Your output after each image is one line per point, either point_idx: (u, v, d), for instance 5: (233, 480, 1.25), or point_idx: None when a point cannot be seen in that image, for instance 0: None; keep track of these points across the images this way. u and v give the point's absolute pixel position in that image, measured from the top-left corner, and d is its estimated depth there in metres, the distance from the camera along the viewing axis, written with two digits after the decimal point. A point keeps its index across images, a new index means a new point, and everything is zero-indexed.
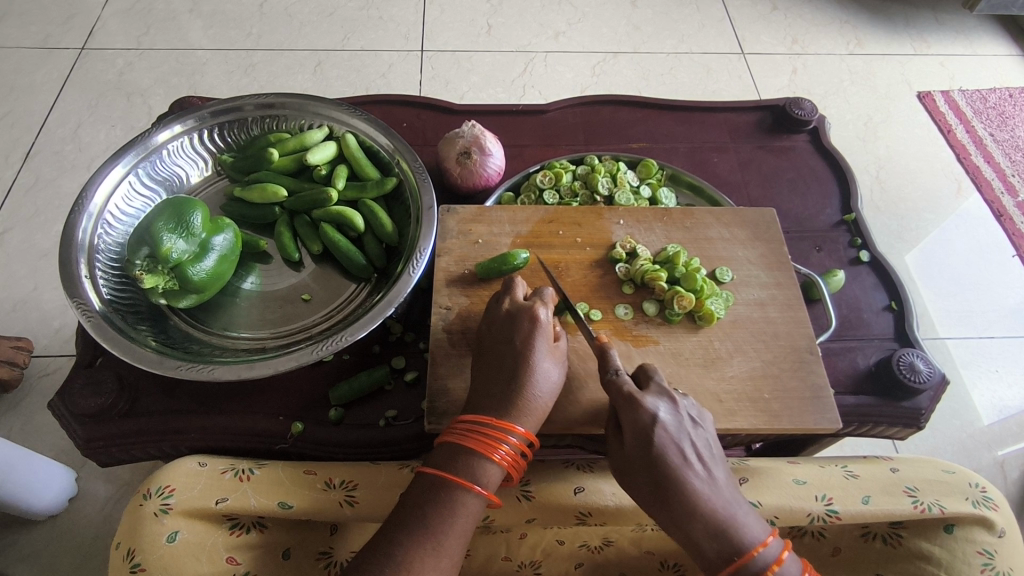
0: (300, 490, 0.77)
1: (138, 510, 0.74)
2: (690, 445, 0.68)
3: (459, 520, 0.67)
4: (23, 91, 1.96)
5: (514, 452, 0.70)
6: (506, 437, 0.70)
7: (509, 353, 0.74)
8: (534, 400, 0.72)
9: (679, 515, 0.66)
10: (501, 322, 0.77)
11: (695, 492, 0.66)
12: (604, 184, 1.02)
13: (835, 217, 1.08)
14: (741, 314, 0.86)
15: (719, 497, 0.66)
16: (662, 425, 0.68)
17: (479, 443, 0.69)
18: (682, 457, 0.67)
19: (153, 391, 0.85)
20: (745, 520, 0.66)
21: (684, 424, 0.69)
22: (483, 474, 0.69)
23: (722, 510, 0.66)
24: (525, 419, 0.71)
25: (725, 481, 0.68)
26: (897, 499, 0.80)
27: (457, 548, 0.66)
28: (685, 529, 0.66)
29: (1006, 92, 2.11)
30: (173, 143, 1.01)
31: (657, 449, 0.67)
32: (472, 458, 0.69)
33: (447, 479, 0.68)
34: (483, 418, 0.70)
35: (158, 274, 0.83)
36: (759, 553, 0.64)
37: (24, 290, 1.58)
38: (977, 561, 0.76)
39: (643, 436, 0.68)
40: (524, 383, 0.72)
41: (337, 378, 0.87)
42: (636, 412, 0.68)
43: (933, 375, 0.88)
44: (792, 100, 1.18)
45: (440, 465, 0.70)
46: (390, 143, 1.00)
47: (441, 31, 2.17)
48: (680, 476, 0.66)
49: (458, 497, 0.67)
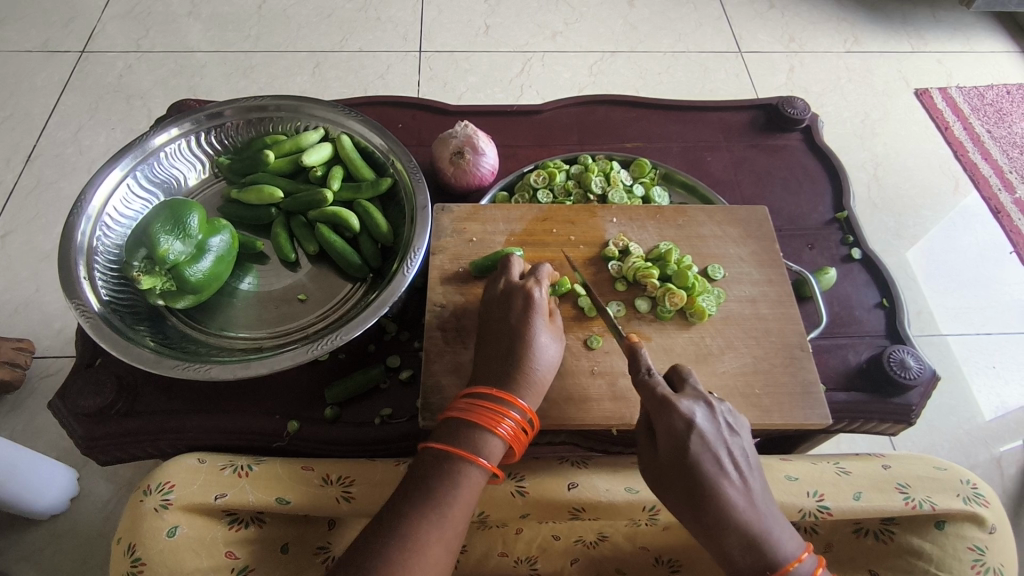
0: (298, 486, 0.78)
1: (138, 505, 0.75)
2: (726, 454, 0.69)
3: (463, 492, 0.68)
4: (24, 94, 1.98)
5: (517, 427, 0.71)
6: (509, 412, 0.71)
7: (507, 332, 0.76)
8: (534, 372, 0.74)
9: (712, 525, 0.66)
10: (497, 302, 0.79)
11: (730, 503, 0.66)
12: (598, 184, 1.02)
13: (828, 215, 1.08)
14: (733, 311, 0.87)
15: (753, 508, 0.67)
16: (698, 433, 0.68)
17: (483, 417, 0.70)
18: (717, 465, 0.68)
19: (152, 390, 0.86)
20: (778, 530, 0.67)
21: (721, 432, 0.69)
22: (487, 447, 0.70)
23: (756, 523, 0.66)
24: (526, 392, 0.73)
25: (760, 491, 0.69)
26: (889, 495, 0.81)
27: (462, 519, 0.67)
28: (718, 540, 0.67)
29: (1004, 89, 2.12)
30: (169, 146, 1.02)
31: (693, 458, 0.67)
32: (477, 431, 0.70)
33: (453, 452, 0.69)
34: (488, 392, 0.72)
35: (156, 275, 0.84)
36: (791, 566, 0.65)
37: (27, 291, 1.60)
38: (968, 558, 0.77)
39: (678, 443, 0.68)
40: (523, 360, 0.74)
41: (333, 377, 0.88)
42: (670, 417, 0.69)
43: (924, 372, 0.89)
44: (785, 99, 1.19)
45: (446, 438, 0.70)
46: (385, 144, 1.01)
47: (439, 32, 2.18)
48: (716, 486, 0.67)
49: (463, 469, 0.68)
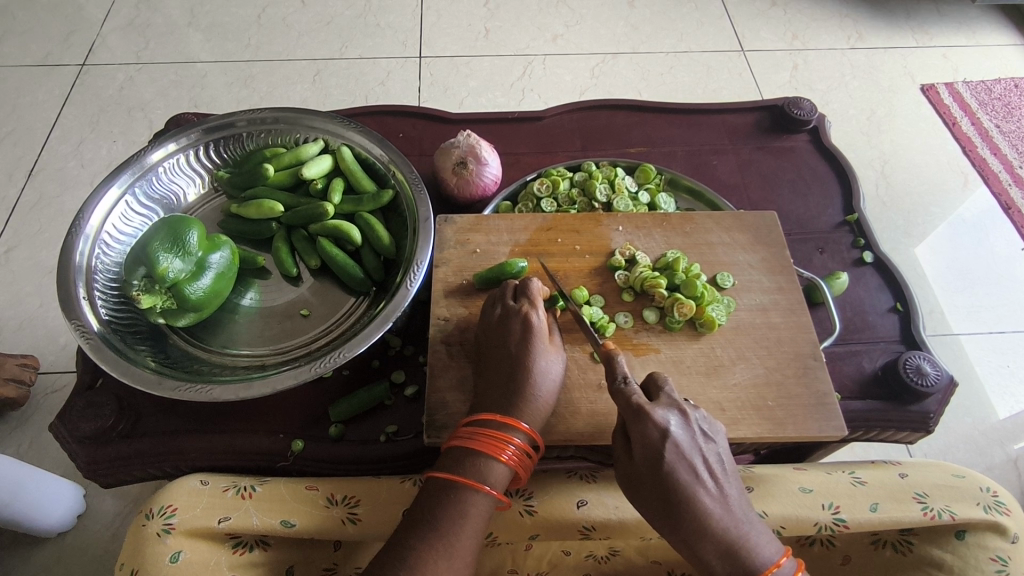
0: (304, 508, 0.77)
1: (141, 529, 0.74)
2: (702, 461, 0.67)
3: (469, 523, 0.66)
4: (26, 109, 1.98)
5: (521, 452, 0.70)
6: (512, 437, 0.70)
7: (507, 354, 0.75)
8: (536, 397, 0.72)
9: (687, 533, 0.65)
10: (494, 326, 0.78)
11: (707, 511, 0.65)
12: (602, 191, 1.01)
13: (837, 218, 1.06)
14: (743, 320, 0.85)
15: (730, 515, 0.66)
16: (673, 441, 0.66)
17: (485, 444, 0.69)
18: (692, 473, 0.66)
19: (154, 410, 0.85)
20: (758, 536, 0.66)
21: (696, 440, 0.68)
22: (492, 474, 0.69)
23: (731, 525, 0.65)
24: (529, 415, 0.72)
25: (738, 497, 0.68)
26: (906, 505, 0.79)
27: (470, 548, 0.66)
28: (695, 549, 0.66)
29: (1011, 83, 2.09)
30: (168, 162, 1.01)
31: (667, 466, 0.66)
32: (480, 459, 0.69)
33: (456, 481, 0.68)
34: (488, 419, 0.70)
35: (156, 294, 0.83)
36: (770, 572, 0.64)
37: (30, 307, 1.59)
38: (990, 568, 0.75)
39: (654, 452, 0.66)
40: (525, 384, 0.72)
41: (337, 394, 0.86)
42: (645, 428, 0.67)
43: (941, 378, 0.86)
44: (791, 100, 1.17)
45: (448, 468, 0.69)
46: (385, 155, 1.00)
47: (439, 37, 2.17)
48: (690, 494, 0.65)
49: (467, 500, 0.67)
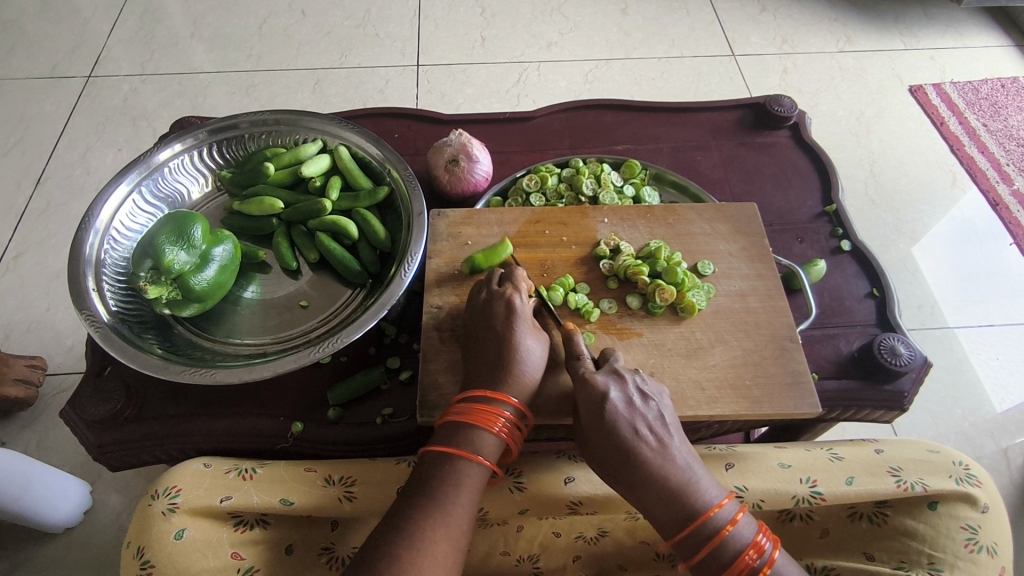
0: (302, 488, 0.81)
1: (146, 509, 0.77)
2: (641, 419, 0.73)
3: (461, 493, 0.70)
4: (34, 119, 2.03)
5: (510, 425, 0.74)
6: (501, 411, 0.74)
7: (493, 333, 0.79)
8: (522, 372, 0.76)
9: (635, 486, 0.71)
10: (480, 309, 0.82)
11: (647, 463, 0.70)
12: (589, 185, 1.05)
13: (816, 209, 1.10)
14: (722, 306, 0.89)
15: (672, 465, 0.71)
16: (613, 403, 0.72)
17: (477, 417, 0.73)
18: (633, 431, 0.72)
19: (159, 395, 0.89)
20: (701, 485, 0.71)
21: (635, 400, 0.73)
22: (483, 445, 0.72)
23: (671, 474, 0.70)
24: (516, 390, 0.76)
25: (682, 450, 0.72)
26: (881, 478, 0.82)
27: (465, 516, 0.70)
28: (644, 501, 0.71)
29: (998, 83, 2.13)
30: (174, 161, 1.06)
31: (609, 426, 0.71)
32: (472, 431, 0.73)
33: (450, 453, 0.72)
34: (479, 395, 0.74)
35: (162, 285, 0.87)
36: (707, 523, 0.69)
37: (39, 310, 1.64)
38: (961, 537, 0.78)
39: (596, 413, 0.72)
40: (513, 361, 0.76)
41: (335, 379, 0.90)
42: (588, 394, 0.73)
43: (915, 358, 0.90)
44: (772, 98, 1.21)
45: (443, 441, 0.73)
46: (381, 153, 1.04)
47: (436, 46, 2.23)
48: (633, 449, 0.71)
49: (460, 471, 0.71)
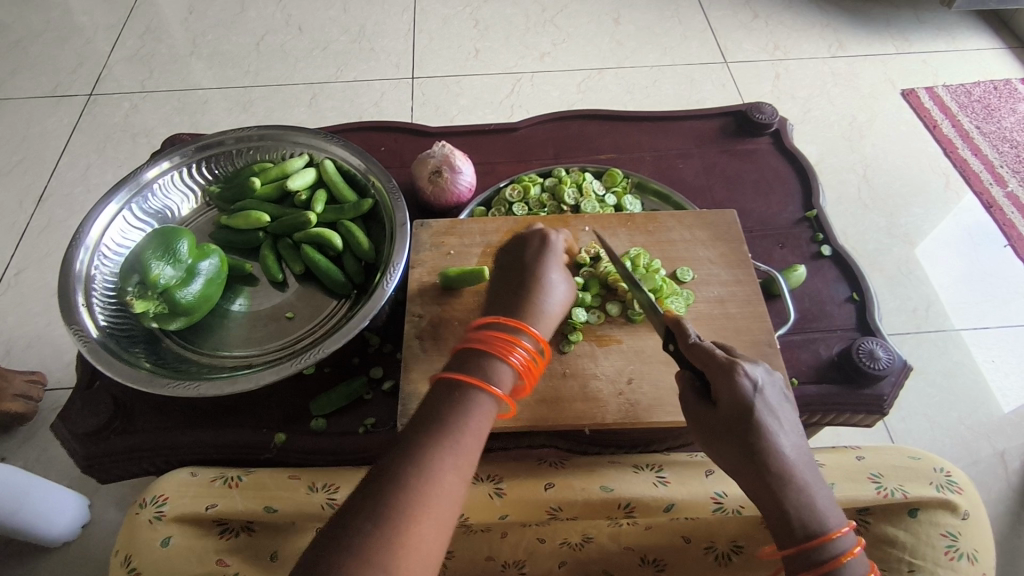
0: (284, 496, 0.84)
1: (135, 517, 0.82)
2: (780, 417, 0.68)
3: (479, 417, 0.64)
4: (36, 137, 2.07)
5: (528, 358, 0.71)
6: (520, 342, 0.71)
7: (517, 274, 0.80)
8: (542, 306, 0.76)
9: (769, 488, 0.66)
10: (509, 256, 0.85)
11: (787, 463, 0.66)
12: (570, 195, 1.06)
13: (797, 215, 1.11)
14: (702, 311, 0.90)
15: (807, 471, 0.66)
16: (758, 395, 0.68)
17: (495, 345, 0.69)
18: (777, 427, 0.67)
19: (147, 408, 0.90)
20: (827, 498, 0.66)
21: (775, 396, 0.69)
22: (499, 372, 0.68)
23: (806, 483, 0.66)
24: (535, 323, 0.74)
25: (812, 458, 0.69)
26: (862, 485, 0.83)
27: (474, 450, 0.63)
28: (774, 505, 0.66)
29: (990, 86, 2.14)
30: (161, 179, 1.08)
31: (756, 416, 0.67)
32: (489, 358, 0.68)
33: (465, 378, 0.66)
34: (497, 324, 0.71)
35: (148, 299, 0.89)
36: (835, 537, 0.63)
37: (40, 325, 1.66)
38: (941, 544, 0.78)
39: (741, 403, 0.67)
40: (535, 293, 0.76)
41: (319, 390, 0.91)
42: (731, 382, 0.68)
43: (893, 362, 0.90)
44: (753, 105, 1.23)
45: (458, 368, 0.68)
46: (365, 166, 1.06)
47: (431, 58, 2.26)
48: (774, 446, 0.66)
49: (476, 393, 0.65)
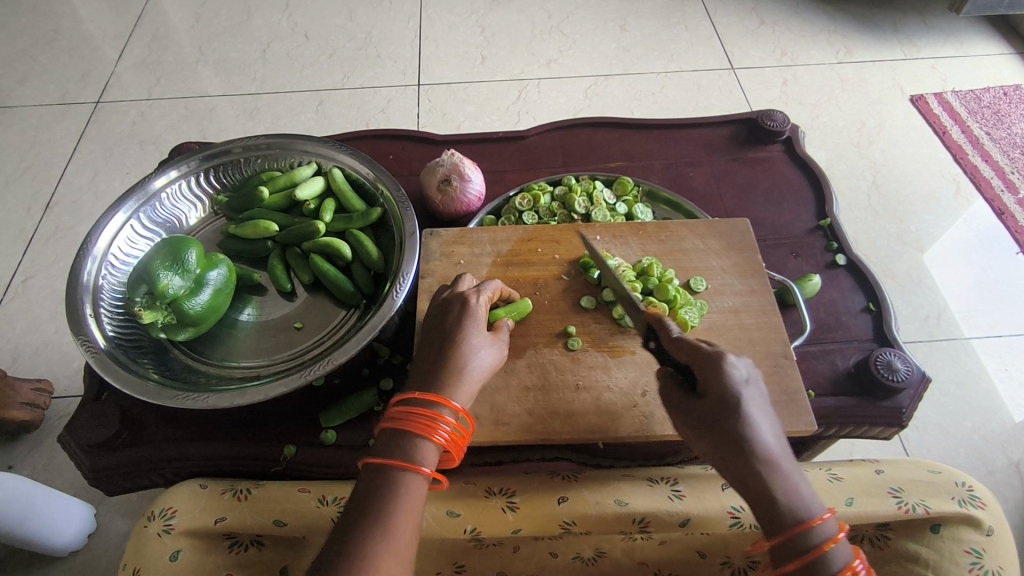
0: (294, 510, 0.84)
1: (142, 531, 0.81)
2: (760, 407, 0.67)
3: (410, 500, 0.66)
4: (44, 144, 2.08)
5: (453, 433, 0.71)
6: (444, 418, 0.71)
7: (443, 332, 0.78)
8: (464, 376, 0.74)
9: (744, 473, 0.64)
10: (435, 311, 0.81)
11: (768, 451, 0.64)
12: (581, 204, 1.05)
13: (811, 223, 1.10)
14: (716, 323, 0.89)
15: (788, 463, 0.64)
16: (739, 384, 0.67)
17: (420, 425, 0.70)
18: (755, 416, 0.66)
19: (155, 419, 0.89)
20: (807, 493, 0.64)
21: (756, 387, 0.68)
22: (424, 454, 0.69)
23: (788, 469, 0.64)
24: (458, 395, 0.73)
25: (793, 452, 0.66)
26: (881, 500, 0.81)
27: (411, 532, 0.65)
28: (750, 491, 0.64)
29: (1000, 91, 2.12)
30: (168, 189, 1.07)
31: (735, 403, 0.66)
32: (413, 439, 0.69)
33: (389, 464, 0.67)
34: (419, 403, 0.71)
35: (156, 309, 0.88)
36: (817, 524, 0.61)
37: (47, 333, 1.66)
38: (965, 561, 0.77)
39: (721, 388, 0.67)
40: (456, 362, 0.74)
41: (328, 402, 0.90)
42: (716, 371, 0.68)
43: (912, 374, 0.89)
44: (764, 113, 1.21)
45: (382, 452, 0.69)
46: (373, 175, 1.05)
47: (437, 65, 2.26)
48: (754, 432, 0.65)
49: (407, 477, 0.67)
